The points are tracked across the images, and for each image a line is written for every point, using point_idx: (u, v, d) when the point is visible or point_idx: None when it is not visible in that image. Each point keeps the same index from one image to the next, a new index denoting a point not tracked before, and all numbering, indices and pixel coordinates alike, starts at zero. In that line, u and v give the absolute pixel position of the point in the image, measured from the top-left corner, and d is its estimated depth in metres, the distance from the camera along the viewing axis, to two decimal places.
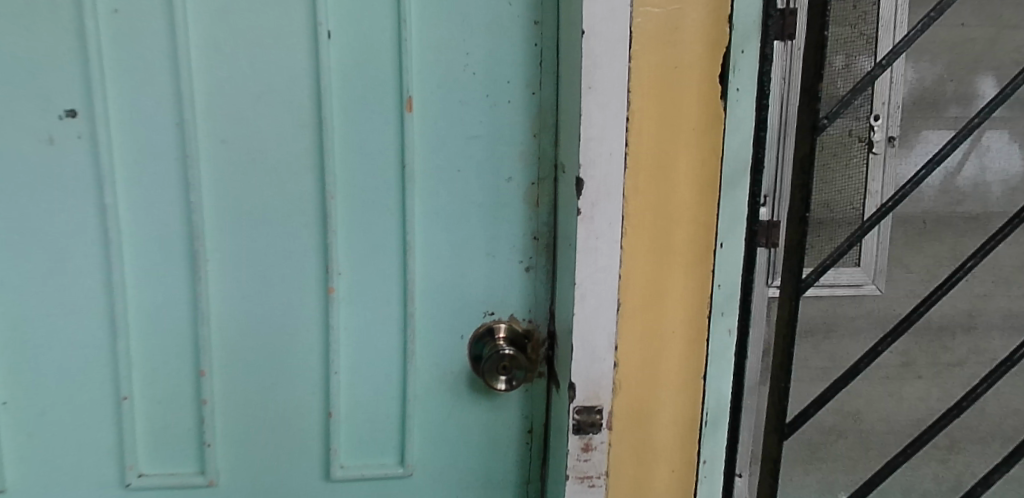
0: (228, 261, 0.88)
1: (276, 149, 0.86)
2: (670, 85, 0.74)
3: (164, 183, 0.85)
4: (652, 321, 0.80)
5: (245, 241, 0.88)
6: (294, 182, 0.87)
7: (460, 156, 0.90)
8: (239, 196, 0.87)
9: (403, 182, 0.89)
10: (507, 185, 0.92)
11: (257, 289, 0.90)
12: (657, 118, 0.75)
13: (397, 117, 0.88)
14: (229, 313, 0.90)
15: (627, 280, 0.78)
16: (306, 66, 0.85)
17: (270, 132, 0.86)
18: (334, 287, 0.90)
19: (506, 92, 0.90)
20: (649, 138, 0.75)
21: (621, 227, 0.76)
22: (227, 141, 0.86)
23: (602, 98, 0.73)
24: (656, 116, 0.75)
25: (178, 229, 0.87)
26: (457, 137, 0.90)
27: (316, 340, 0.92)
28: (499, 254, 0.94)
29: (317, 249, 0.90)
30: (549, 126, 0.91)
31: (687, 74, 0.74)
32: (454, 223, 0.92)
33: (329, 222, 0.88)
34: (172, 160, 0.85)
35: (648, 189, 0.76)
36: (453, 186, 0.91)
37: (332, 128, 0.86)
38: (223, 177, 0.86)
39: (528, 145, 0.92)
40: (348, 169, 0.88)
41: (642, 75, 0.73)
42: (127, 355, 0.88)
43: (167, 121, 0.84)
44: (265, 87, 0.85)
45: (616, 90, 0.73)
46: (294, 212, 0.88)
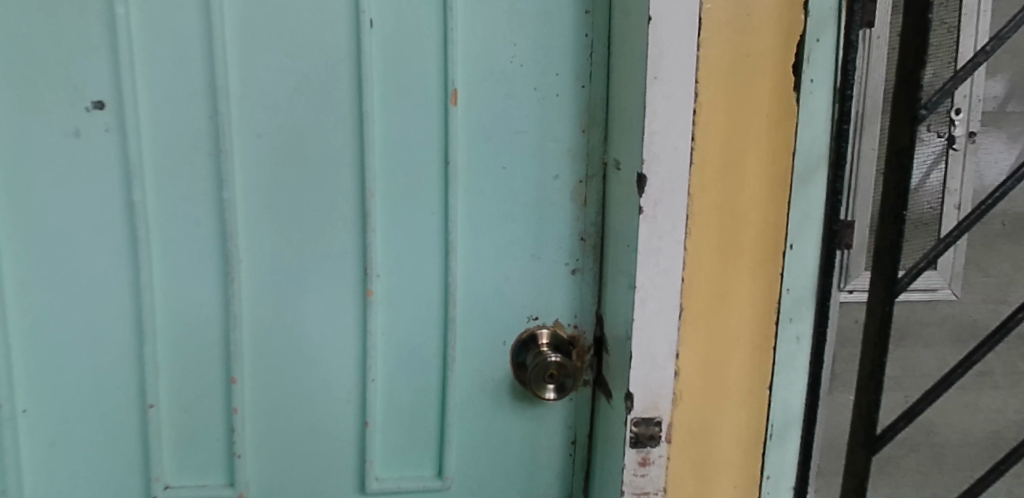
0: (263, 262, 0.84)
1: (314, 145, 0.82)
2: (741, 76, 0.70)
3: (194, 180, 0.81)
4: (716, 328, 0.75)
5: (281, 241, 0.83)
6: (333, 178, 0.83)
7: (506, 152, 0.85)
8: (274, 192, 0.82)
9: (448, 180, 0.84)
10: (555, 183, 0.87)
11: (292, 292, 0.85)
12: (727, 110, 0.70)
13: (441, 111, 0.83)
14: (262, 318, 0.85)
15: (690, 284, 0.73)
16: (347, 58, 0.81)
17: (309, 125, 0.82)
18: (373, 289, 0.85)
19: (555, 85, 0.85)
20: (719, 131, 0.70)
21: (686, 227, 0.71)
22: (263, 135, 0.81)
23: (668, 89, 0.68)
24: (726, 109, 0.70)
25: (208, 228, 0.82)
26: (503, 133, 0.85)
27: (353, 345, 0.87)
28: (545, 256, 0.89)
29: (356, 250, 0.85)
30: (599, 121, 0.87)
31: (760, 64, 0.70)
32: (498, 222, 0.87)
33: (369, 221, 0.84)
34: (203, 156, 0.81)
35: (716, 185, 0.71)
36: (499, 183, 0.86)
37: (372, 121, 0.82)
38: (259, 173, 0.82)
39: (576, 141, 0.87)
40: (389, 166, 0.83)
41: (712, 64, 0.69)
42: (153, 361, 0.83)
43: (198, 114, 0.80)
44: (304, 79, 0.80)
45: (683, 80, 0.68)
46: (334, 211, 0.84)
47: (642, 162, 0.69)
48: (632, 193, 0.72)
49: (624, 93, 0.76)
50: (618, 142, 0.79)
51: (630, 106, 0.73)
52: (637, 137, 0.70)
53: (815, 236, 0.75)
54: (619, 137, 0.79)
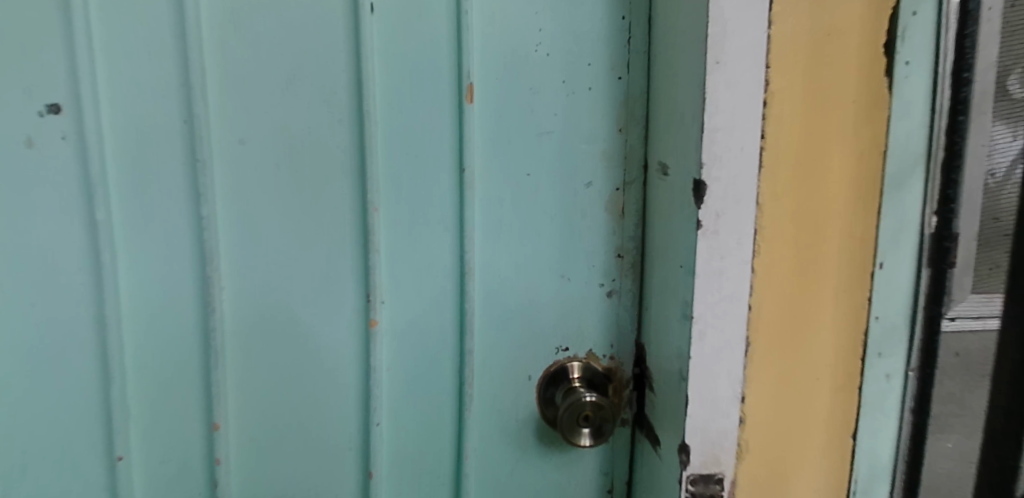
0: (249, 289, 0.72)
1: (307, 152, 0.70)
2: (821, 60, 0.57)
3: (166, 194, 0.69)
4: (790, 365, 0.62)
5: (269, 264, 0.72)
6: (329, 189, 0.71)
7: (531, 157, 0.73)
8: (261, 208, 0.70)
9: (464, 190, 0.72)
10: (587, 192, 0.75)
11: (284, 323, 0.73)
12: (803, 101, 0.58)
13: (455, 110, 0.71)
14: (248, 353, 0.73)
15: (759, 312, 0.60)
16: (345, 49, 0.69)
17: (300, 129, 0.70)
18: (377, 319, 0.73)
19: (587, 77, 0.72)
20: (793, 127, 0.58)
21: (753, 243, 0.59)
22: (248, 141, 0.69)
23: (732, 76, 0.55)
24: (801, 99, 0.57)
25: (184, 250, 0.70)
26: (527, 134, 0.73)
27: (354, 384, 0.75)
28: (576, 276, 0.77)
29: (357, 273, 0.73)
30: (638, 118, 0.74)
31: (843, 44, 0.57)
32: (522, 238, 0.75)
33: (371, 239, 0.71)
34: (177, 165, 0.68)
35: (792, 192, 0.59)
36: (523, 192, 0.74)
37: (375, 123, 0.69)
38: (244, 186, 0.70)
39: (612, 142, 0.74)
40: (395, 174, 0.71)
41: (786, 43, 0.56)
42: (123, 406, 0.71)
43: (171, 117, 0.68)
44: (294, 74, 0.69)
45: (749, 65, 0.56)
46: (330, 227, 0.72)
47: (701, 167, 0.57)
48: (687, 203, 0.59)
49: (671, 83, 0.64)
50: (664, 142, 0.66)
51: (682, 97, 0.60)
52: (694, 135, 0.58)
53: (910, 252, 0.62)
54: (663, 136, 0.66)
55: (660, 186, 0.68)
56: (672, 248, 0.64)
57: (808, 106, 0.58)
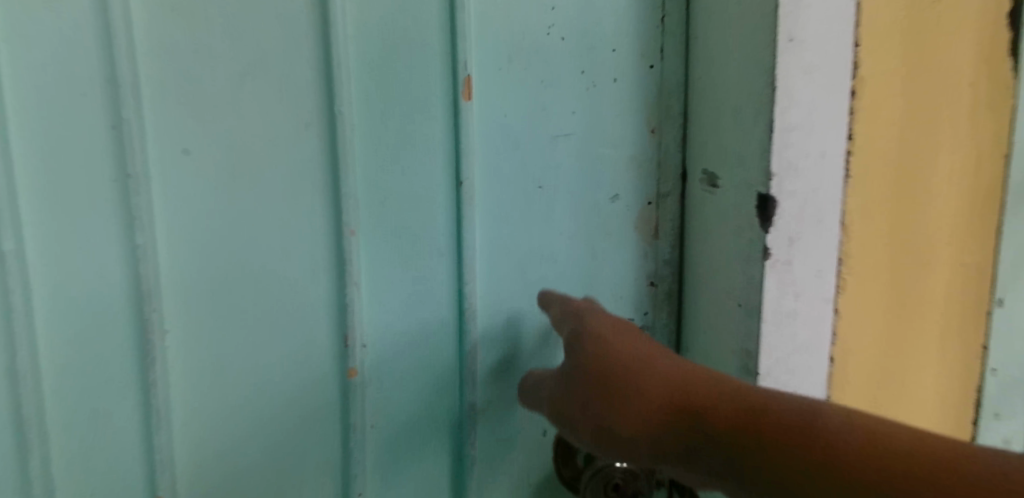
0: (199, 334, 0.58)
1: (268, 163, 0.57)
2: (929, 54, 0.46)
3: (91, 218, 0.55)
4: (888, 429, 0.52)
5: (224, 302, 0.58)
6: (296, 210, 0.57)
7: (543, 165, 0.60)
8: (213, 234, 0.57)
9: (462, 208, 0.58)
10: (612, 207, 0.61)
11: (244, 373, 0.59)
12: (906, 107, 0.46)
13: (449, 109, 0.57)
14: (200, 412, 0.59)
15: (855, 371, 0.49)
16: (312, 34, 0.55)
17: (260, 137, 0.56)
18: (357, 368, 0.60)
19: (611, 66, 0.59)
20: (896, 140, 0.46)
21: (842, 288, 0.47)
22: (193, 150, 0.56)
23: (809, 59, 0.42)
24: (904, 105, 0.46)
25: (117, 287, 0.56)
26: (539, 138, 0.59)
27: (332, 445, 0.62)
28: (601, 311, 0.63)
29: (333, 312, 0.59)
30: (674, 116, 0.60)
31: (955, 35, 0.46)
32: (534, 265, 0.62)
33: (347, 271, 0.58)
34: (102, 182, 0.55)
35: (891, 214, 0.47)
36: (534, 209, 0.60)
37: (350, 126, 0.56)
38: (188, 208, 0.56)
39: (642, 145, 0.61)
40: (378, 191, 0.58)
41: (881, 20, 0.44)
42: (46, 482, 0.58)
43: (95, 121, 0.54)
44: (248, 66, 0.55)
45: (829, 45, 0.42)
46: (298, 256, 0.58)
47: (770, 179, 0.43)
48: (745, 225, 0.46)
49: (722, 68, 0.49)
50: (709, 145, 0.52)
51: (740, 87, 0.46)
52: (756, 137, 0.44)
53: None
54: (707, 137, 0.53)
55: (703, 200, 0.54)
56: (723, 281, 0.50)
57: (914, 114, 0.46)
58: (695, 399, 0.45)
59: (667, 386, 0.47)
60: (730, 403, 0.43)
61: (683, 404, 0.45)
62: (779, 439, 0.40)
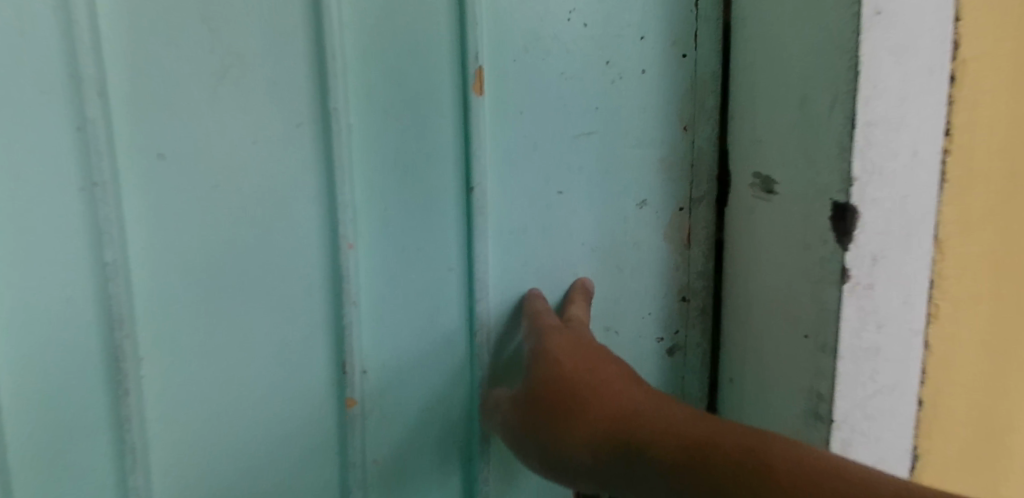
0: (179, 360, 0.52)
1: (255, 168, 0.50)
2: None
3: (53, 233, 0.48)
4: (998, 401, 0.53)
5: (208, 325, 0.52)
6: (288, 222, 0.51)
7: (562, 168, 0.53)
8: (192, 249, 0.51)
9: (472, 218, 0.52)
10: (639, 214, 0.55)
11: (231, 403, 0.53)
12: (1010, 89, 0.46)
13: (458, 106, 0.51)
14: (181, 447, 0.53)
15: (964, 352, 0.50)
16: (304, 22, 0.49)
17: (246, 140, 0.50)
18: (355, 398, 0.53)
19: (639, 57, 0.52)
20: (998, 124, 0.46)
21: (951, 275, 0.47)
22: (170, 154, 0.49)
23: (899, 57, 0.40)
24: (1008, 87, 0.46)
25: (83, 312, 0.49)
26: (558, 138, 0.53)
27: (330, 480, 0.55)
28: (625, 330, 0.57)
29: (330, 334, 0.53)
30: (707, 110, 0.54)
31: None
32: (553, 280, 0.55)
33: (346, 290, 0.51)
34: (63, 190, 0.48)
35: (993, 197, 0.48)
36: (551, 219, 0.54)
37: (346, 127, 0.49)
38: (165, 219, 0.50)
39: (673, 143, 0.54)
40: (379, 199, 0.51)
41: (979, 13, 0.43)
42: None
43: (55, 121, 0.47)
44: (232, 58, 0.49)
45: (919, 39, 0.41)
46: (290, 273, 0.52)
47: (850, 186, 0.41)
48: (815, 239, 0.44)
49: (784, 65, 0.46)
50: (764, 145, 0.49)
51: (810, 79, 0.43)
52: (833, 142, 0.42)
53: None
54: (763, 137, 0.49)
55: (755, 207, 0.51)
56: (778, 296, 0.49)
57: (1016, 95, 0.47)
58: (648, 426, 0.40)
59: (616, 411, 0.42)
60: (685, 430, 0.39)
61: (633, 429, 0.40)
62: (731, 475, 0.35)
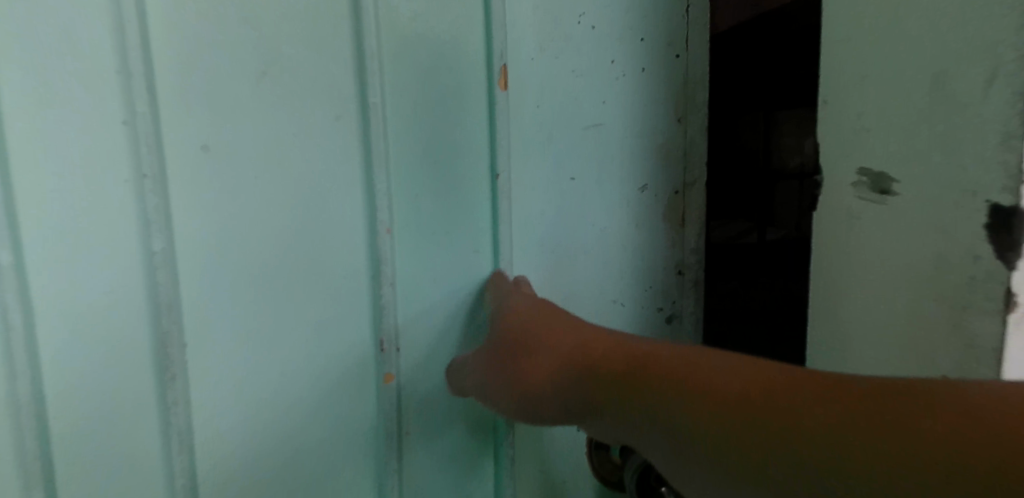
0: (222, 345, 0.54)
1: (295, 159, 0.54)
2: None
3: (103, 224, 0.50)
4: None
5: (250, 309, 0.54)
6: (327, 209, 0.55)
7: (576, 157, 0.59)
8: (236, 236, 0.53)
9: (496, 203, 0.57)
10: (642, 197, 0.61)
11: (272, 383, 0.56)
12: None
13: (483, 101, 0.56)
14: (224, 428, 0.55)
15: None
16: (341, 22, 0.52)
17: (286, 133, 0.53)
18: (393, 373, 0.58)
19: (639, 56, 0.59)
20: None
21: None
22: (214, 147, 0.52)
23: None
24: None
25: (131, 298, 0.52)
26: (572, 130, 0.58)
27: (366, 453, 0.59)
28: (631, 302, 0.63)
29: (367, 314, 0.57)
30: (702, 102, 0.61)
31: None
32: (567, 259, 0.61)
33: (383, 270, 0.56)
34: (113, 183, 0.50)
35: None
36: (565, 203, 0.60)
37: (383, 119, 0.54)
38: (210, 209, 0.53)
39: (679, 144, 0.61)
40: (413, 187, 0.55)
41: None
42: None
43: (106, 116, 0.49)
44: (273, 55, 0.52)
45: None
46: (329, 259, 0.55)
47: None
48: (968, 244, 0.45)
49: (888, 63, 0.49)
50: (874, 134, 0.50)
51: (949, 66, 0.45)
52: (993, 136, 0.43)
53: None
54: (872, 128, 0.50)
55: (864, 206, 0.52)
56: (913, 308, 0.49)
57: None
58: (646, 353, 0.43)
59: (559, 346, 0.48)
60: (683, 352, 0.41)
61: (575, 357, 0.47)
62: (718, 383, 0.37)
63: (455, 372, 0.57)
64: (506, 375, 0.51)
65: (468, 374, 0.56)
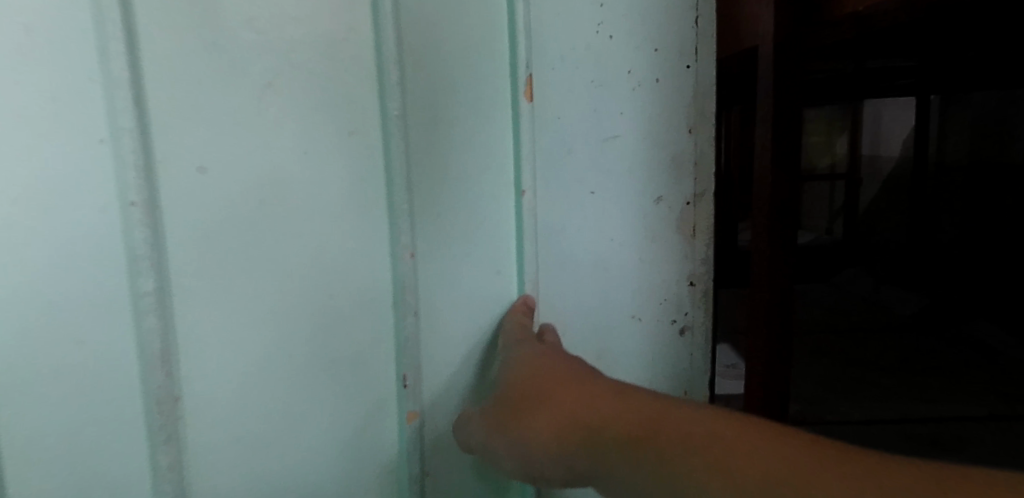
0: (223, 389, 0.48)
1: (304, 180, 0.48)
2: None
3: (83, 262, 0.43)
4: None
5: (254, 348, 0.48)
6: (341, 232, 0.49)
7: (596, 170, 0.57)
8: (240, 268, 0.47)
9: (520, 219, 0.53)
10: (656, 210, 0.59)
11: (279, 428, 0.50)
12: None
13: (505, 114, 0.52)
14: (226, 482, 0.49)
15: None
16: (358, 27, 0.47)
17: (293, 150, 0.47)
18: (416, 411, 0.52)
19: (653, 67, 0.57)
20: None
21: None
22: (211, 168, 0.45)
23: None
24: None
25: (115, 345, 0.44)
26: (591, 142, 0.56)
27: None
28: (650, 316, 0.60)
29: (385, 347, 0.51)
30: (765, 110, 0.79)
31: None
32: (586, 273, 0.58)
33: (404, 298, 0.50)
34: (95, 213, 0.43)
35: None
36: (585, 216, 0.57)
37: (401, 133, 0.49)
38: (208, 238, 0.46)
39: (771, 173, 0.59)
40: (432, 205, 0.51)
41: None
42: None
43: (84, 136, 0.42)
44: (280, 62, 0.46)
45: None
46: (345, 289, 0.50)
47: None
48: None
49: None
50: None
51: None
52: None
53: None
54: None
55: None
56: None
57: None
58: (675, 423, 0.39)
59: (565, 400, 0.45)
60: (717, 427, 0.38)
61: (586, 413, 0.43)
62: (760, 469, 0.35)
63: (463, 423, 0.51)
64: (514, 441, 0.46)
65: (471, 429, 0.50)
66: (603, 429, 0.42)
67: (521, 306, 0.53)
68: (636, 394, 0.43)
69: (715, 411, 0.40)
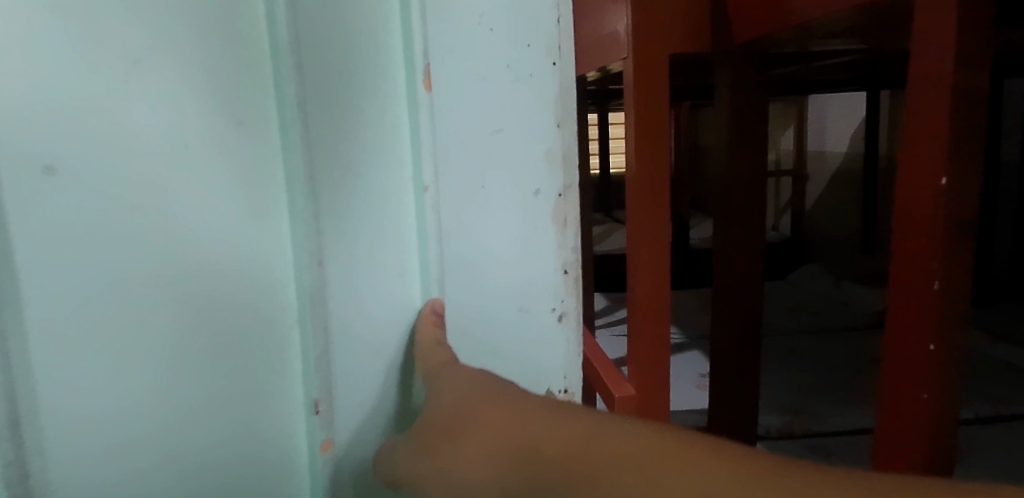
0: (89, 429, 0.40)
1: (185, 180, 0.40)
2: None
3: None
4: None
5: (125, 381, 0.40)
6: (233, 239, 0.42)
7: (483, 161, 0.47)
8: (107, 284, 0.39)
9: (422, 219, 0.46)
10: (535, 203, 0.48)
11: (163, 469, 0.42)
12: None
13: (400, 102, 0.44)
14: None
15: None
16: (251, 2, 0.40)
17: (172, 143, 0.40)
18: (331, 438, 0.45)
19: (527, 60, 0.47)
20: None
21: None
22: (62, 168, 0.38)
23: None
24: None
25: None
26: (473, 129, 0.46)
27: None
28: (540, 308, 0.50)
29: (290, 369, 0.44)
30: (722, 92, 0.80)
31: None
32: (467, 279, 0.48)
33: (314, 312, 0.43)
34: None
35: None
36: (472, 217, 0.47)
37: (299, 124, 0.42)
38: (62, 250, 0.38)
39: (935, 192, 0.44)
40: (331, 204, 0.43)
41: None
42: None
43: None
44: (150, 38, 0.38)
45: None
46: (241, 307, 0.42)
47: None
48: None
49: None
50: None
51: None
52: None
53: None
54: None
55: None
56: None
57: None
58: (602, 442, 0.32)
59: (487, 424, 0.38)
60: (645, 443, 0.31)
61: (511, 438, 0.35)
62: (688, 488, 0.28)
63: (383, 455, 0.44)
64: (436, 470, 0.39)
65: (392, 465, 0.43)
66: (524, 453, 0.34)
67: (430, 313, 0.47)
68: (574, 415, 0.35)
69: (652, 427, 0.32)
